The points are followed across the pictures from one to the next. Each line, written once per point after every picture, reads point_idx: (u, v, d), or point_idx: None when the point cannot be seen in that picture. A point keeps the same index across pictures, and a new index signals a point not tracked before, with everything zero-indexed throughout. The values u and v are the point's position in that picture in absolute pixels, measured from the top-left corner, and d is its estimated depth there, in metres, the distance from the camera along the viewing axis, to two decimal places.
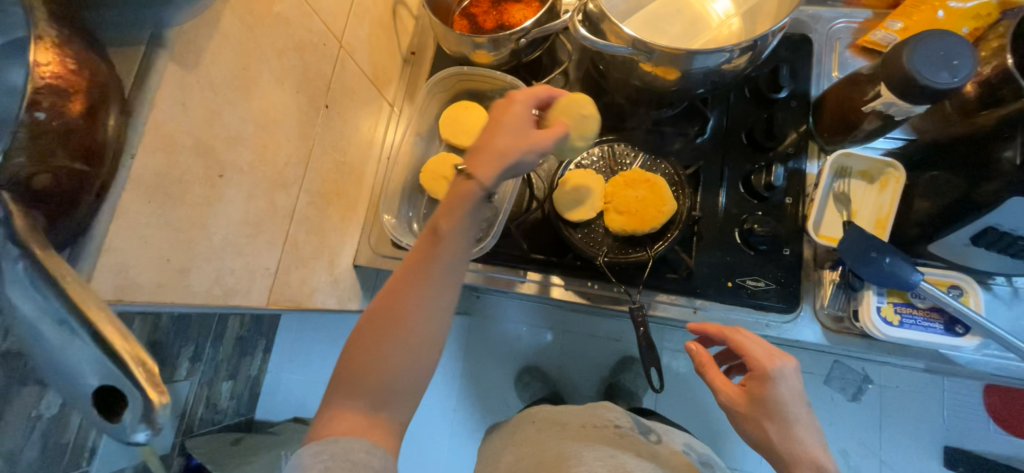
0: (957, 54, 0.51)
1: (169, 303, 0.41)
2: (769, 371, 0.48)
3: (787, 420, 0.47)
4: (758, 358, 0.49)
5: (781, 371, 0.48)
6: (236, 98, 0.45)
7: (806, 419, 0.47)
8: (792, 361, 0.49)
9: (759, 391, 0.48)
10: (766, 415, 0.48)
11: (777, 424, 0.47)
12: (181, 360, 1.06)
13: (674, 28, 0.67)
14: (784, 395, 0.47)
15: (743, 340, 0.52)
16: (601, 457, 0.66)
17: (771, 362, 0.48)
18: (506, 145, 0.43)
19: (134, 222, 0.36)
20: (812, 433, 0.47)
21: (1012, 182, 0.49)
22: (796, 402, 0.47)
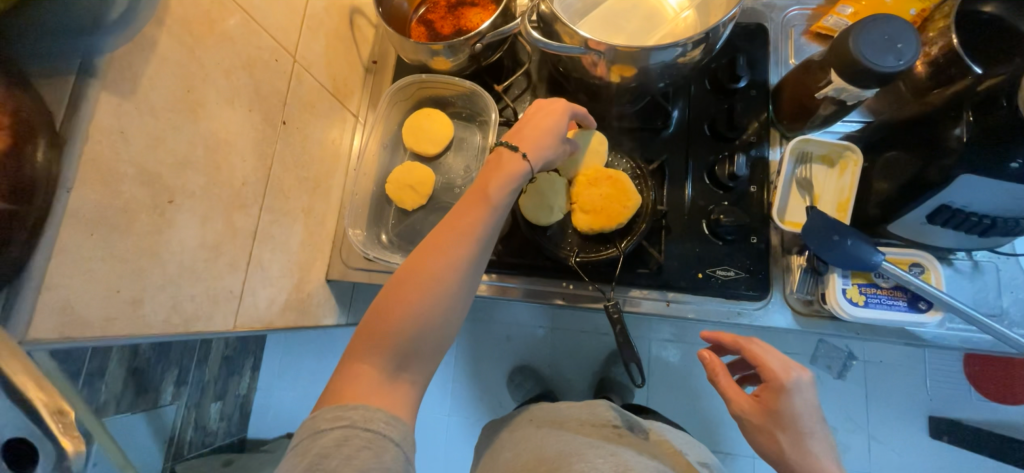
0: (901, 37, 0.52)
1: (123, 335, 0.40)
2: (785, 385, 0.47)
3: (801, 433, 0.46)
4: (774, 371, 0.48)
5: (797, 385, 0.47)
6: (181, 122, 0.44)
7: (819, 432, 0.46)
8: (809, 375, 0.48)
9: (774, 403, 0.47)
10: (779, 426, 0.46)
11: (790, 436, 0.46)
12: (165, 384, 1.04)
13: (631, 24, 0.67)
14: (800, 409, 0.46)
15: (759, 350, 0.50)
16: (604, 457, 0.64)
17: (787, 374, 0.47)
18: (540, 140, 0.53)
19: (76, 256, 0.35)
20: (827, 447, 0.46)
21: (961, 159, 0.50)
22: (812, 416, 0.46)
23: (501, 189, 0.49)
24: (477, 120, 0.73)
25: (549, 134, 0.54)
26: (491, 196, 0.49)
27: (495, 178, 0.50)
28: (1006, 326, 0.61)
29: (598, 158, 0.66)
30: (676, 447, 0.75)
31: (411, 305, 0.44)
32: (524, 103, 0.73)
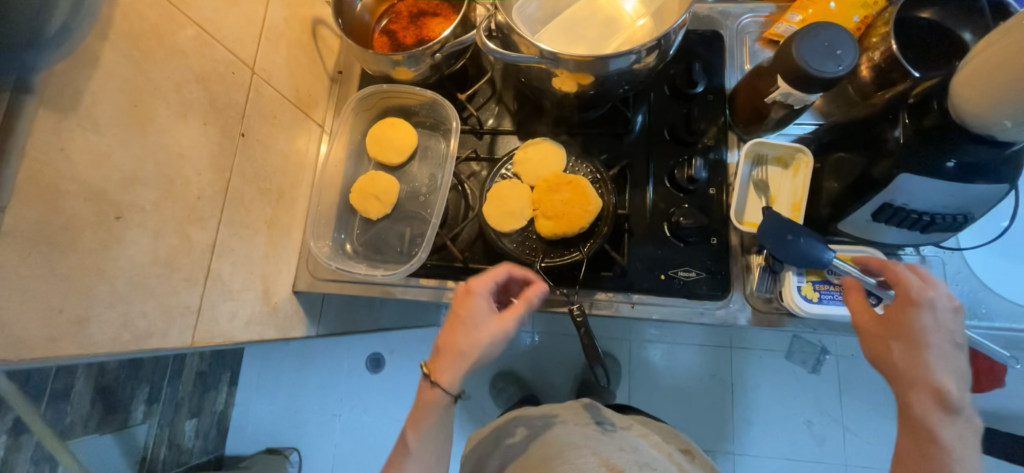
0: (840, 44, 0.55)
1: (67, 355, 0.39)
2: (917, 299, 0.49)
3: (919, 344, 0.48)
4: (909, 285, 0.50)
5: (935, 303, 0.48)
6: (128, 137, 0.43)
7: (941, 351, 0.47)
8: (952, 299, 0.49)
9: (901, 315, 0.49)
10: (895, 336, 0.49)
11: (903, 345, 0.48)
12: (135, 404, 1.01)
13: (590, 32, 0.69)
14: (925, 324, 0.48)
15: (894, 267, 0.52)
16: (585, 457, 0.65)
17: (921, 290, 0.49)
18: (462, 345, 0.51)
19: (12, 276, 0.35)
20: (949, 367, 0.47)
21: (899, 160, 0.53)
22: (937, 334, 0.48)
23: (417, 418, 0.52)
24: (441, 128, 0.74)
25: (467, 332, 0.51)
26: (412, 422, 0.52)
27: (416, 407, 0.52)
28: None
29: (556, 162, 0.68)
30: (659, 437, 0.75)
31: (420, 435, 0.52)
32: (489, 111, 0.75)
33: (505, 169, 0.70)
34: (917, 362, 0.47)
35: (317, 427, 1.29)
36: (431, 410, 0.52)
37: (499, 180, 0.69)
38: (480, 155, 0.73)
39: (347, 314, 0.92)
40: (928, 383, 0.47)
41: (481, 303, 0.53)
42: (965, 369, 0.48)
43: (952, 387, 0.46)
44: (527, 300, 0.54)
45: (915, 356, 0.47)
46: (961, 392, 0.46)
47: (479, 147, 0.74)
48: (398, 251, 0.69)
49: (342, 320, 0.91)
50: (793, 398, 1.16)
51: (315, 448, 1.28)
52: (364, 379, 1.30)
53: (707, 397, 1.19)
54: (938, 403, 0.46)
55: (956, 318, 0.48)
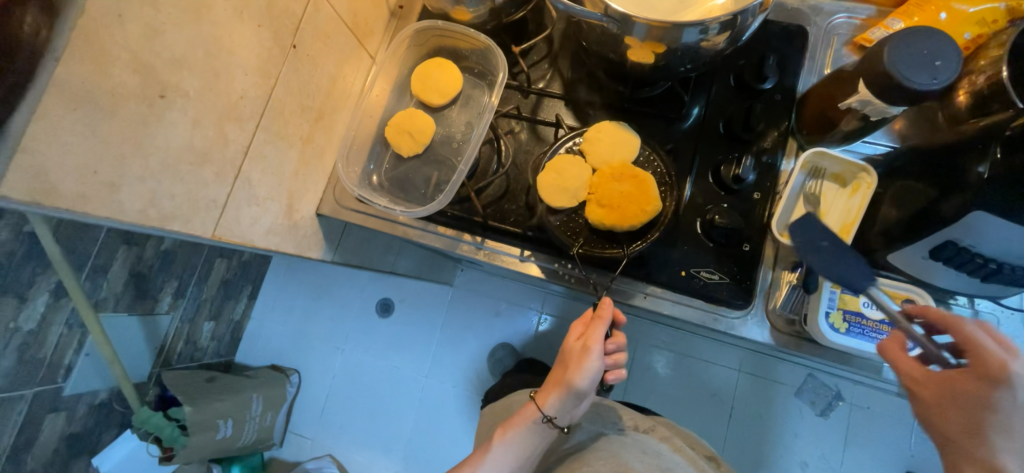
0: (941, 54, 0.49)
1: (95, 215, 0.41)
2: (999, 374, 0.48)
3: (985, 416, 0.48)
4: (990, 358, 0.49)
5: (1017, 380, 0.48)
6: (183, 20, 0.44)
7: (1011, 431, 0.47)
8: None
9: (973, 386, 0.50)
10: (954, 403, 0.50)
11: (961, 413, 0.49)
12: (163, 293, 1.03)
13: (662, 4, 0.65)
14: (999, 401, 0.48)
15: (976, 337, 0.51)
16: (604, 458, 0.67)
17: (1004, 366, 0.48)
18: (559, 378, 0.65)
19: (55, 126, 0.36)
20: (1016, 451, 0.46)
21: (978, 196, 0.47)
22: (1010, 410, 0.47)
23: (520, 428, 0.67)
24: (487, 79, 0.72)
25: (562, 369, 0.65)
26: (510, 431, 0.67)
27: (521, 419, 0.68)
28: None
29: (627, 152, 0.65)
30: (681, 443, 0.73)
31: (501, 442, 0.67)
32: (540, 70, 0.73)
33: (569, 143, 0.67)
34: (980, 436, 0.48)
35: (320, 355, 1.34)
36: (521, 422, 0.67)
37: (560, 154, 0.66)
38: (522, 114, 0.71)
39: (362, 251, 0.94)
40: (979, 457, 0.47)
41: (575, 342, 0.63)
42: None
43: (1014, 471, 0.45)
44: (593, 342, 0.60)
45: (976, 427, 0.48)
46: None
47: (523, 105, 0.72)
48: (421, 193, 0.69)
49: (357, 255, 0.92)
50: (794, 436, 1.11)
51: (314, 373, 1.34)
52: (370, 320, 1.34)
53: (703, 414, 1.16)
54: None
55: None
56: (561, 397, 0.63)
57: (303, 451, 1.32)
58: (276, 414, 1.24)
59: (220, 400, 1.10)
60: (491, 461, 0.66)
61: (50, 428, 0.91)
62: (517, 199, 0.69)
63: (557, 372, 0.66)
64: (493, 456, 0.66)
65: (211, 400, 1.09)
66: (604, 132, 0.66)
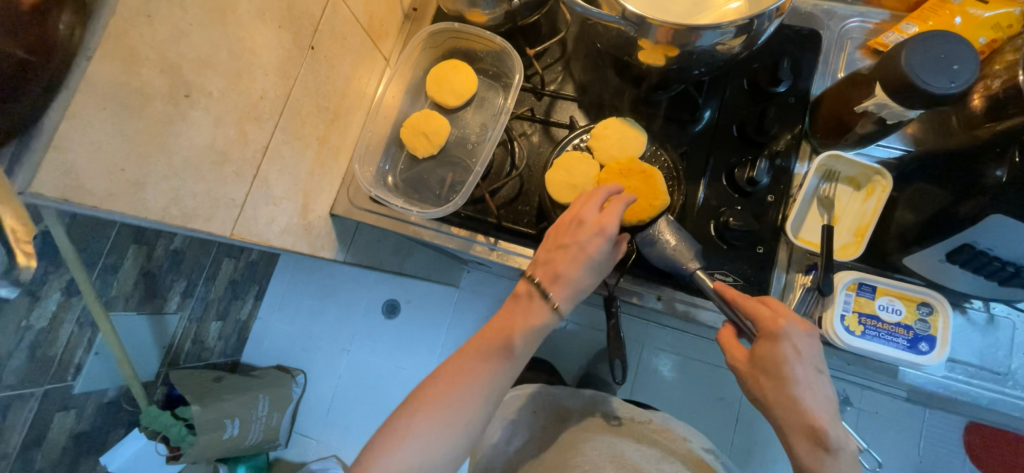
0: (958, 58, 0.49)
1: (120, 213, 0.42)
2: (775, 332, 0.49)
3: (789, 379, 0.48)
4: (762, 319, 0.50)
5: (791, 333, 0.48)
6: (209, 21, 0.45)
7: (814, 384, 0.48)
8: (802, 322, 0.49)
9: (767, 350, 0.49)
10: (763, 371, 0.50)
11: (772, 381, 0.49)
12: (172, 293, 1.04)
13: (677, 8, 0.65)
14: (790, 360, 0.48)
15: (748, 300, 0.52)
16: (599, 448, 0.66)
17: (774, 322, 0.49)
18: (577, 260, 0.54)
19: (86, 125, 0.36)
20: (822, 402, 0.48)
21: (995, 200, 0.47)
22: (802, 366, 0.48)
23: (525, 335, 0.52)
24: (501, 81, 0.73)
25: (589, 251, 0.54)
26: (511, 338, 0.51)
27: (520, 320, 0.52)
28: (1009, 387, 0.58)
29: (634, 147, 0.65)
30: (680, 435, 0.72)
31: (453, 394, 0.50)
32: (553, 73, 0.73)
33: (577, 140, 0.68)
34: (788, 398, 0.48)
35: (327, 355, 1.35)
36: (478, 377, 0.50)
37: (568, 151, 0.67)
38: (535, 116, 0.71)
39: (373, 251, 0.95)
40: (806, 427, 0.47)
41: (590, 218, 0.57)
42: (834, 397, 0.49)
43: (828, 425, 0.46)
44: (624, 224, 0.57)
45: (784, 392, 0.48)
46: (838, 427, 0.47)
47: (537, 107, 0.73)
48: (435, 194, 0.69)
49: (367, 255, 0.93)
50: None
51: (321, 374, 1.34)
52: (377, 321, 1.34)
53: (711, 418, 1.16)
54: (819, 449, 0.46)
55: (814, 346, 0.49)
56: (576, 301, 0.54)
57: (309, 451, 1.32)
58: (283, 415, 1.24)
59: (225, 400, 1.10)
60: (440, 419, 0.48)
61: (60, 425, 0.91)
62: (529, 200, 0.69)
63: (569, 272, 0.53)
64: (488, 370, 0.51)
65: (216, 399, 1.09)
66: (608, 131, 0.66)
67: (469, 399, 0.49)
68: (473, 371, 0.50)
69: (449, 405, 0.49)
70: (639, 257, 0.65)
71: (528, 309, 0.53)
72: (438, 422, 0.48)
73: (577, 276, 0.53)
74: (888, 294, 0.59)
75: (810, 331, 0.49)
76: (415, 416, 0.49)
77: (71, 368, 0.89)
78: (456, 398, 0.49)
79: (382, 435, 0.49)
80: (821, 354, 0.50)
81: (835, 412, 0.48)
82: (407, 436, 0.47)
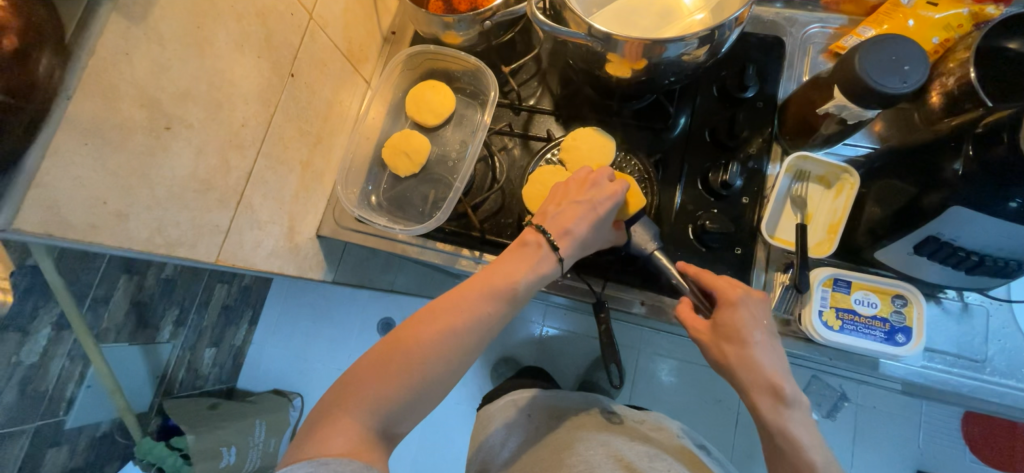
0: (909, 59, 0.51)
1: (103, 244, 0.42)
2: (732, 299, 0.52)
3: (747, 342, 0.50)
4: (722, 289, 0.53)
5: (745, 300, 0.52)
6: (187, 55, 0.46)
7: (768, 346, 0.51)
8: (756, 293, 0.53)
9: (724, 317, 0.52)
10: (724, 337, 0.52)
11: (734, 345, 0.51)
12: (164, 322, 1.04)
13: (644, 21, 0.68)
14: (745, 323, 0.51)
15: (707, 275, 0.55)
16: (594, 446, 0.66)
17: (732, 291, 0.52)
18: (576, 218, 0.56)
19: (67, 162, 0.38)
20: (777, 360, 0.50)
21: (955, 192, 0.49)
22: (757, 329, 0.51)
23: (530, 279, 0.52)
24: (479, 98, 0.75)
25: (588, 209, 0.56)
26: (515, 283, 0.51)
27: (522, 268, 0.52)
28: (987, 373, 0.59)
29: (604, 156, 0.67)
30: (673, 433, 0.75)
31: (440, 328, 0.47)
32: (530, 88, 0.75)
33: (550, 153, 0.70)
34: (749, 362, 0.50)
35: (324, 377, 1.34)
36: (462, 307, 0.49)
37: (542, 165, 0.69)
38: (514, 131, 0.73)
39: (362, 269, 0.96)
40: (768, 385, 0.49)
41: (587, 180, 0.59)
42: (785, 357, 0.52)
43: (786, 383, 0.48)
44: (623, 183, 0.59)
45: (745, 357, 0.50)
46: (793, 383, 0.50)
47: (515, 122, 0.75)
48: (419, 211, 0.71)
49: (357, 274, 0.94)
50: None
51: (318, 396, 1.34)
52: (372, 340, 1.34)
53: (710, 421, 1.16)
54: (779, 404, 0.48)
55: (766, 312, 0.52)
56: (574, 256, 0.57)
57: None
58: (280, 439, 1.23)
59: (222, 428, 1.09)
60: (420, 358, 0.46)
61: (52, 462, 0.90)
62: (512, 212, 0.70)
63: (579, 228, 0.55)
64: (489, 310, 0.50)
65: (212, 428, 1.08)
66: (579, 141, 0.68)
67: (470, 335, 0.48)
68: (473, 310, 0.49)
69: (448, 342, 0.47)
70: (621, 264, 0.66)
71: (538, 257, 0.54)
72: (440, 341, 0.47)
73: (585, 232, 0.56)
74: (863, 288, 0.60)
75: (762, 299, 0.53)
76: (413, 352, 0.46)
77: (62, 403, 0.88)
78: (455, 333, 0.47)
79: (377, 374, 0.45)
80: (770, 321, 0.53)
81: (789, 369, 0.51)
82: (405, 373, 0.45)
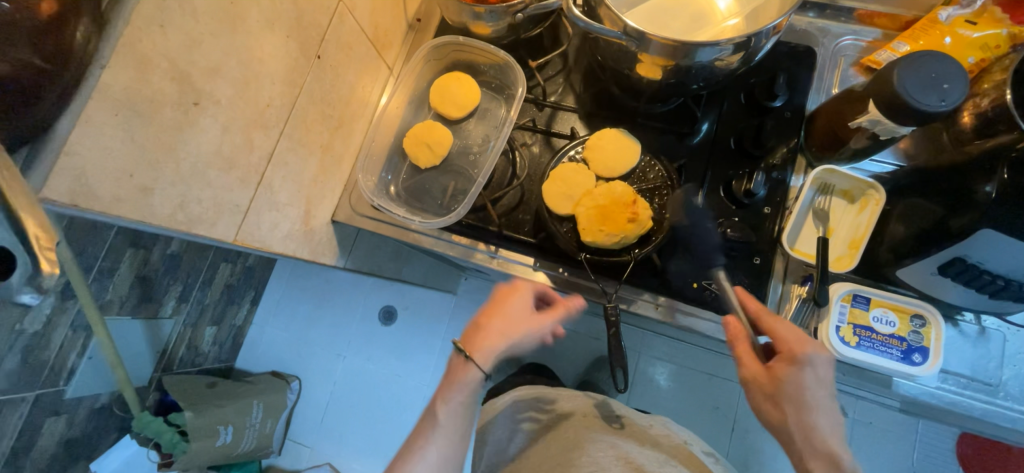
0: (948, 77, 0.50)
1: (126, 218, 0.42)
2: (800, 356, 0.50)
3: (807, 405, 0.49)
4: (791, 342, 0.51)
5: (816, 360, 0.50)
6: (219, 30, 0.45)
7: (828, 408, 0.50)
8: (827, 352, 0.51)
9: (790, 374, 0.50)
10: (787, 397, 0.50)
11: (794, 407, 0.49)
12: (168, 297, 1.03)
13: (676, 23, 0.67)
14: (808, 383, 0.49)
15: (777, 324, 0.54)
16: (604, 449, 0.67)
17: (802, 346, 0.50)
18: (487, 321, 0.57)
19: (97, 132, 0.37)
20: (834, 430, 0.50)
21: (985, 214, 0.48)
22: (820, 391, 0.50)
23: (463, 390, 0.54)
24: (504, 92, 0.75)
25: (498, 310, 0.57)
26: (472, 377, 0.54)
27: (463, 373, 0.54)
28: (1000, 398, 0.59)
29: (626, 157, 0.66)
30: (681, 438, 0.74)
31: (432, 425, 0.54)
32: (555, 84, 0.75)
33: (573, 151, 0.69)
34: (814, 431, 0.49)
35: (323, 362, 1.34)
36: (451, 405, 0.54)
37: (565, 162, 0.68)
38: (537, 127, 0.72)
39: (372, 257, 0.95)
40: (824, 452, 0.48)
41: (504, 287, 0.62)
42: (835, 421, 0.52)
43: (847, 456, 0.49)
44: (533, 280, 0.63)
45: (803, 420, 0.49)
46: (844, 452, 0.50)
47: (538, 117, 0.74)
48: (437, 203, 0.70)
49: (367, 261, 0.93)
50: None
51: (317, 379, 1.34)
52: (374, 327, 1.34)
53: (708, 428, 1.16)
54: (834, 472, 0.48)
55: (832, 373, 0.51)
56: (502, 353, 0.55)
57: (303, 458, 1.31)
58: (276, 421, 1.23)
59: (219, 407, 1.09)
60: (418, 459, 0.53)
61: (49, 432, 0.90)
62: (531, 208, 0.69)
63: (486, 323, 0.56)
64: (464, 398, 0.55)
65: (211, 406, 1.08)
66: (598, 144, 0.67)
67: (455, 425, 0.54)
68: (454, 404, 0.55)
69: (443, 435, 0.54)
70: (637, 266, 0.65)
71: (462, 365, 0.55)
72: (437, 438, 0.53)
73: (495, 328, 0.56)
74: (883, 306, 0.60)
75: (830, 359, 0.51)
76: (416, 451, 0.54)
77: (63, 372, 0.88)
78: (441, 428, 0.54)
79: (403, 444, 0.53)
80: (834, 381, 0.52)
81: (841, 434, 0.51)
82: None
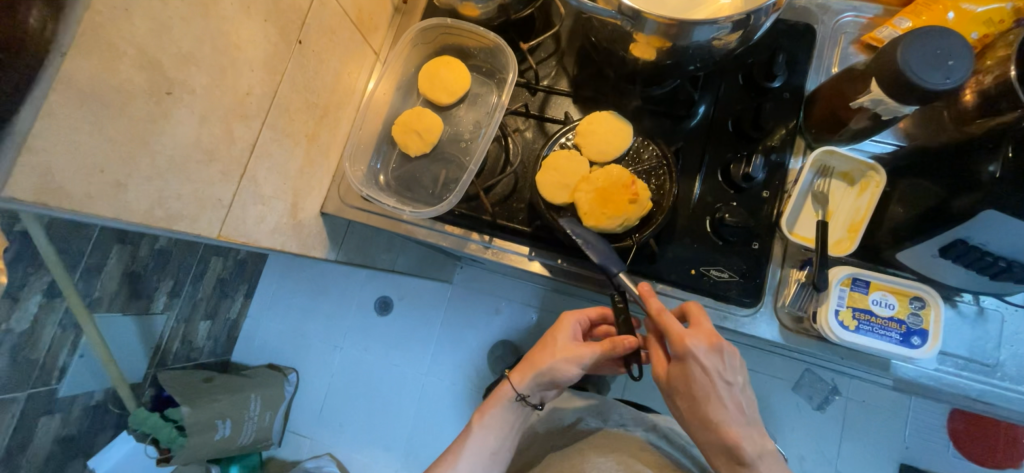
0: (953, 54, 0.49)
1: (100, 216, 0.40)
2: (681, 355, 0.54)
3: (698, 401, 0.56)
4: (671, 338, 0.55)
5: (696, 354, 0.53)
6: (190, 14, 0.43)
7: (726, 397, 0.56)
8: (709, 341, 0.54)
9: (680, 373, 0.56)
10: (679, 395, 0.58)
11: (687, 404, 0.58)
12: (158, 293, 1.00)
13: (672, 2, 0.64)
14: (696, 379, 0.55)
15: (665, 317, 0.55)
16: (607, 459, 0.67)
17: (679, 345, 0.54)
18: (535, 358, 0.65)
19: (62, 126, 0.35)
20: (732, 417, 0.56)
21: (988, 195, 0.48)
22: (709, 382, 0.55)
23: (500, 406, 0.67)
24: (495, 77, 0.72)
25: (543, 347, 0.65)
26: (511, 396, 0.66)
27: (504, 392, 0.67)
28: (997, 378, 0.59)
29: (620, 141, 0.64)
30: (681, 439, 0.75)
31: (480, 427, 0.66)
32: (547, 68, 0.72)
33: (565, 138, 0.67)
34: (710, 425, 0.57)
35: (319, 355, 1.33)
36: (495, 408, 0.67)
37: (557, 149, 0.66)
38: (530, 112, 0.70)
39: (365, 248, 0.94)
40: (722, 441, 0.56)
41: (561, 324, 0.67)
42: (744, 402, 0.57)
43: (742, 438, 0.56)
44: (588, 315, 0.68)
45: (699, 414, 0.57)
46: (748, 431, 0.57)
47: (531, 103, 0.72)
48: (428, 192, 0.68)
49: (360, 253, 0.92)
50: (792, 428, 1.15)
51: (314, 372, 1.33)
52: (370, 319, 1.32)
53: None
54: (733, 458, 0.56)
55: (720, 357, 0.54)
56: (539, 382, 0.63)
57: (302, 450, 1.30)
58: (275, 413, 1.21)
59: (216, 401, 1.08)
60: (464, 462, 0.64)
61: (44, 431, 0.88)
62: (525, 197, 0.68)
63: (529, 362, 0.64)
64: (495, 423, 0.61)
65: (207, 400, 1.07)
66: (590, 127, 0.65)
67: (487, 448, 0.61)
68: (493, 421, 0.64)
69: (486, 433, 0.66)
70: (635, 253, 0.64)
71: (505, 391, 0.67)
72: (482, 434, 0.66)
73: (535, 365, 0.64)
74: (882, 289, 0.59)
75: (716, 346, 0.54)
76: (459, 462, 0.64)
77: (54, 370, 0.86)
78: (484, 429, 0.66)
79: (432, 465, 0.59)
80: (728, 360, 0.55)
81: (748, 419, 0.57)
82: None
